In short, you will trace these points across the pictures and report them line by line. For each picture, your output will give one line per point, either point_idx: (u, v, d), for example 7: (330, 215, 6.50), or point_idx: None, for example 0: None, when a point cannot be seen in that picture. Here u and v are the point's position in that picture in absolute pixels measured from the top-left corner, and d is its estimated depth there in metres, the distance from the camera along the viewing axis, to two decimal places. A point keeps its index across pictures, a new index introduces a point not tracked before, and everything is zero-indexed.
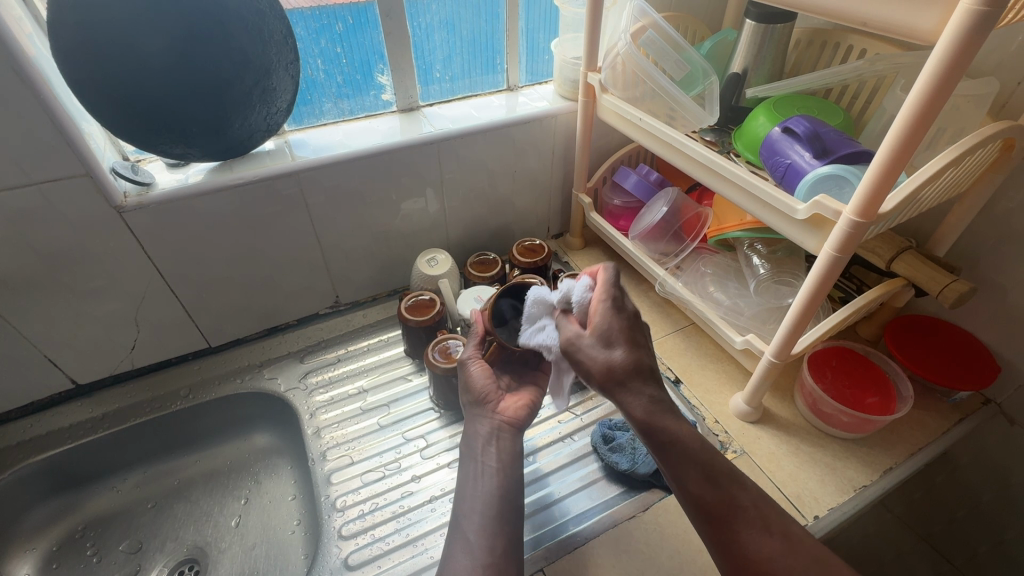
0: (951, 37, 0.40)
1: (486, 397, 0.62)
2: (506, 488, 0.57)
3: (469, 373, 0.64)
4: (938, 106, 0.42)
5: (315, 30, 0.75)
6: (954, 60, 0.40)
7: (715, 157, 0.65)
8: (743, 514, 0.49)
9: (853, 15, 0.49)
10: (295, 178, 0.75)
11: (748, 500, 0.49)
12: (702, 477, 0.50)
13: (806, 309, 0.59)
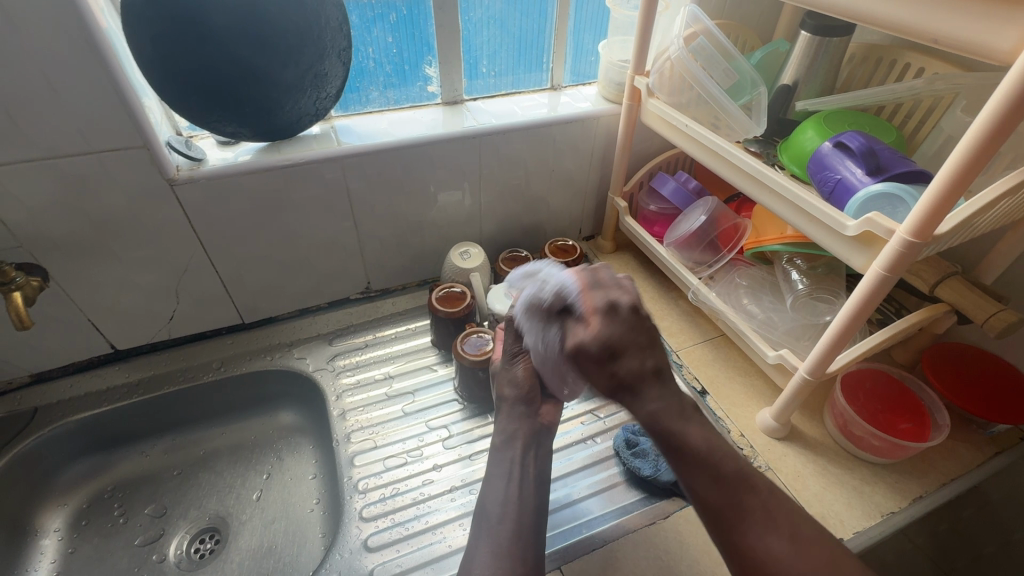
0: None
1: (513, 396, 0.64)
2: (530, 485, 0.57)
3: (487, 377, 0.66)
4: (1005, 133, 0.41)
5: (369, 19, 0.77)
6: None
7: (761, 167, 0.64)
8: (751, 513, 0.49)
9: (923, 32, 0.48)
10: (339, 164, 0.77)
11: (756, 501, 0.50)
12: (710, 478, 0.51)
13: (847, 328, 0.57)
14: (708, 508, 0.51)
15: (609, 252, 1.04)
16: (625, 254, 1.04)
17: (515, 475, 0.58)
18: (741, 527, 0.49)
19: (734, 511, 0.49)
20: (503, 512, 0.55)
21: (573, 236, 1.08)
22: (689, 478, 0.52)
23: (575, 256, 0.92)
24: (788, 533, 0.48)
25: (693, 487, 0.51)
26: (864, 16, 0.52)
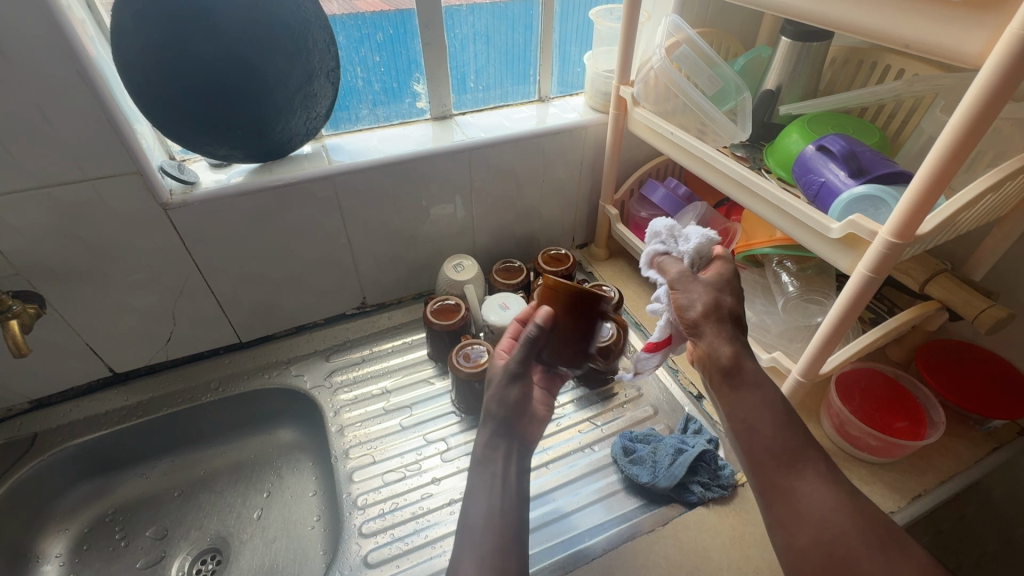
0: (996, 60, 0.39)
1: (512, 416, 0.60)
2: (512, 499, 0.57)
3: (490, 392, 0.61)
4: (975, 137, 0.42)
5: (356, 39, 0.78)
6: (1001, 81, 0.40)
7: (746, 172, 0.65)
8: (809, 466, 0.49)
9: (893, 37, 0.49)
10: (330, 182, 0.78)
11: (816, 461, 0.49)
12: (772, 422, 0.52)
13: (836, 329, 0.58)
14: (767, 450, 0.51)
15: (602, 259, 1.05)
16: (619, 261, 1.05)
17: (516, 489, 0.57)
18: (794, 482, 0.49)
19: (792, 457, 0.50)
20: (499, 539, 0.53)
21: (567, 244, 1.09)
22: (735, 414, 0.54)
23: (569, 265, 0.92)
24: (841, 489, 0.48)
25: (757, 429, 0.52)
26: (838, 23, 0.53)
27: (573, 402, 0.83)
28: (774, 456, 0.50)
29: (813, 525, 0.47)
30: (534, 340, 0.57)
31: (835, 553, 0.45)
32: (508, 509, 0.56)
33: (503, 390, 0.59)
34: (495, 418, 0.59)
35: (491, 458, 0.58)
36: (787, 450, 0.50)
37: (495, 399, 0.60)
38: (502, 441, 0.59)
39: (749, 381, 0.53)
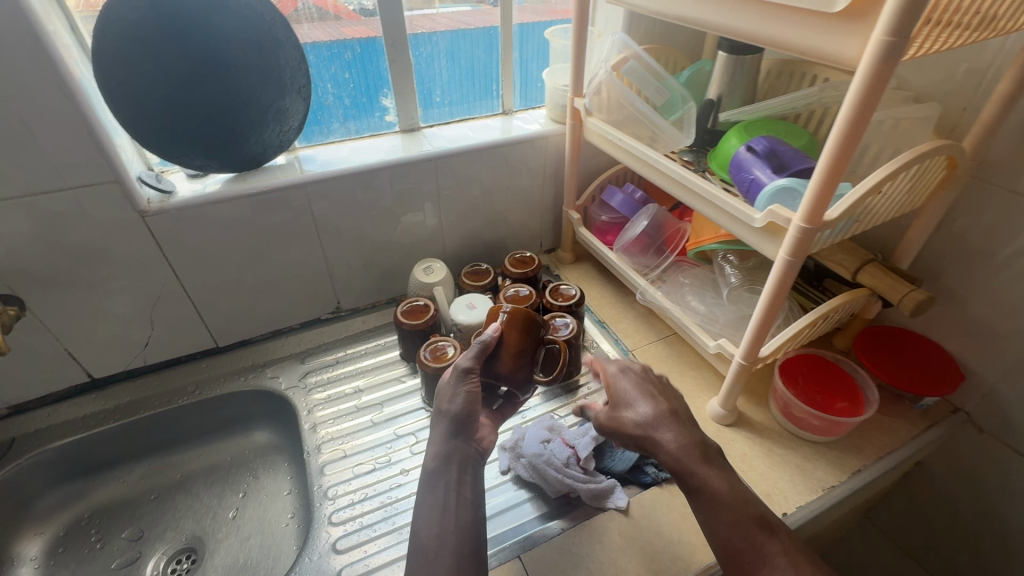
0: (866, 63, 0.44)
1: (463, 421, 0.63)
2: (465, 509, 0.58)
3: (444, 391, 0.64)
4: (851, 145, 0.48)
5: (326, 58, 0.83)
6: (872, 82, 0.44)
7: (684, 173, 0.71)
8: (771, 560, 0.51)
9: (789, 44, 0.52)
10: (302, 190, 0.82)
11: (775, 547, 0.51)
12: (731, 520, 0.53)
13: (768, 312, 0.63)
14: (727, 548, 0.53)
15: (569, 263, 1.10)
16: (585, 263, 1.10)
17: (469, 498, 0.60)
18: (759, 573, 0.50)
19: (752, 552, 0.51)
20: (455, 546, 0.55)
21: (535, 249, 1.14)
22: (706, 517, 0.54)
23: (533, 267, 0.97)
24: None
25: (714, 530, 0.53)
26: (739, 31, 0.57)
27: (539, 395, 0.87)
28: (735, 553, 0.52)
29: None
30: (486, 346, 0.63)
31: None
32: (462, 522, 0.57)
33: (456, 390, 0.63)
34: (449, 415, 0.62)
35: (444, 469, 0.60)
36: (747, 545, 0.52)
37: (447, 398, 0.63)
38: (456, 448, 0.62)
39: (692, 479, 0.55)
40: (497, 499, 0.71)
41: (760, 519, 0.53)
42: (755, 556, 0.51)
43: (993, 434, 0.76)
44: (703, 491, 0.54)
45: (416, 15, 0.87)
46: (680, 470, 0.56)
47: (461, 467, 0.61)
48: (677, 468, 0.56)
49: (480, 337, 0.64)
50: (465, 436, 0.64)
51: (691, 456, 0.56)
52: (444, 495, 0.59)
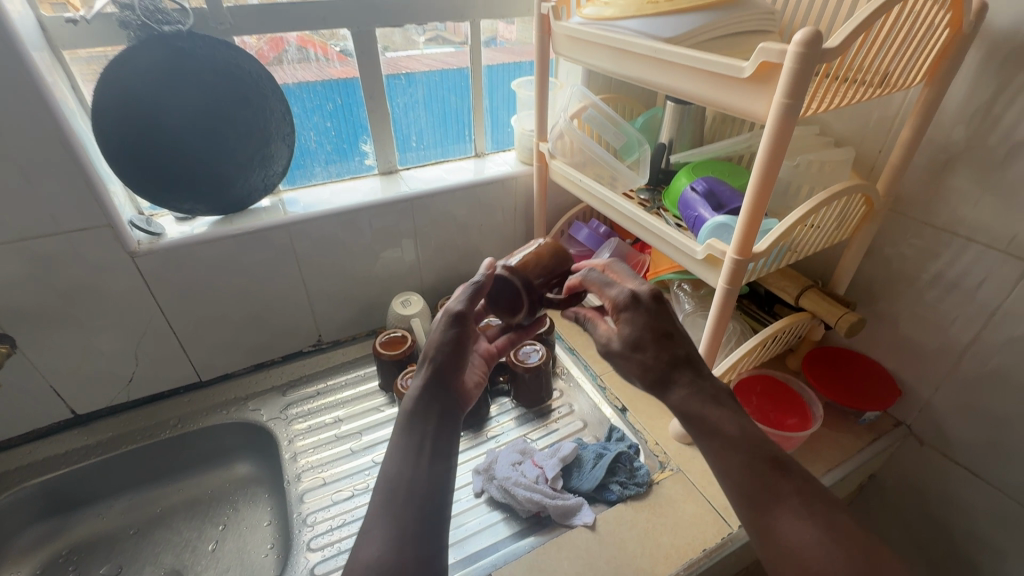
0: (771, 123, 0.51)
1: (445, 367, 0.54)
2: (435, 473, 0.49)
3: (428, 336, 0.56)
4: (766, 194, 0.56)
5: (309, 109, 0.90)
6: (777, 140, 0.52)
7: (635, 211, 0.78)
8: (785, 500, 0.46)
9: (713, 103, 0.59)
10: (285, 230, 0.87)
11: (791, 487, 0.46)
12: (744, 461, 0.48)
13: (714, 336, 0.69)
14: (741, 489, 0.48)
15: None
16: None
17: (446, 451, 0.51)
18: (773, 513, 0.45)
19: (766, 493, 0.46)
20: (420, 502, 0.47)
21: None
22: (718, 457, 0.50)
23: None
24: (823, 522, 0.44)
25: (727, 471, 0.49)
26: (672, 90, 0.64)
27: (512, 420, 0.91)
28: (749, 494, 0.47)
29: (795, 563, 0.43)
30: (480, 287, 0.56)
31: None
32: (433, 479, 0.48)
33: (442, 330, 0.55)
34: (431, 362, 0.54)
35: (422, 418, 0.51)
36: (760, 485, 0.47)
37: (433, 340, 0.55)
38: (435, 402, 0.52)
39: (702, 424, 0.51)
40: (470, 521, 0.75)
41: (778, 465, 0.48)
42: (768, 500, 0.46)
43: (932, 445, 0.82)
44: (714, 432, 0.50)
45: (405, 55, 0.94)
46: (693, 416, 0.51)
47: (441, 419, 0.52)
48: (686, 410, 0.52)
49: (473, 277, 0.56)
50: (450, 387, 0.54)
51: (701, 398, 0.52)
52: (420, 440, 0.50)
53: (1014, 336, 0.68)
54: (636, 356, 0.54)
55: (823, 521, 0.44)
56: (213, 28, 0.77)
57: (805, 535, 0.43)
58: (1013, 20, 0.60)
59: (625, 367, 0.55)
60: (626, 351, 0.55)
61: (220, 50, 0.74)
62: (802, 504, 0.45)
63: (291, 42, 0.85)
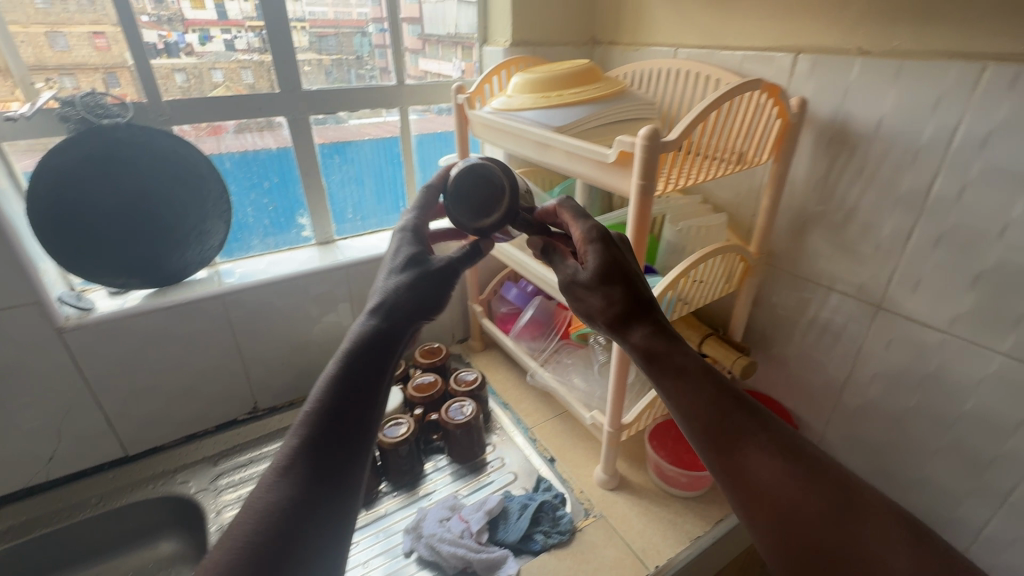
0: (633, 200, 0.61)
1: (399, 311, 0.52)
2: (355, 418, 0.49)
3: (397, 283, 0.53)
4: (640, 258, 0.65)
5: (246, 187, 0.97)
6: (641, 214, 0.62)
7: (547, 276, 0.88)
8: (751, 436, 0.47)
9: (594, 180, 0.69)
10: (219, 300, 0.91)
11: (754, 424, 0.48)
12: (707, 403, 0.49)
13: (619, 383, 0.78)
14: (709, 432, 0.48)
15: (479, 350, 1.21)
16: (493, 350, 1.22)
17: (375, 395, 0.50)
18: (742, 451, 0.47)
19: (732, 434, 0.48)
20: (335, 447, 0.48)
21: (448, 340, 1.24)
22: (681, 403, 0.50)
23: (441, 356, 1.07)
24: (787, 453, 0.46)
25: (692, 415, 0.49)
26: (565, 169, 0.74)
27: (446, 476, 0.93)
28: (717, 438, 0.48)
29: (766, 497, 0.46)
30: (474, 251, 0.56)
31: (796, 536, 0.44)
32: (354, 423, 0.49)
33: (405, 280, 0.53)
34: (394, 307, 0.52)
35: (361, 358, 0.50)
36: (726, 427, 0.48)
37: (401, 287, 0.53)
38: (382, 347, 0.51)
39: (663, 365, 0.51)
40: None
41: (738, 401, 0.49)
42: (732, 440, 0.47)
43: None
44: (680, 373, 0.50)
45: (367, 123, 1.05)
46: (655, 357, 0.51)
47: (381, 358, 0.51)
48: (651, 352, 0.51)
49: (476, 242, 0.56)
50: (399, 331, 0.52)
51: (664, 340, 0.51)
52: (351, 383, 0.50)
53: (876, 371, 0.78)
54: (598, 289, 0.52)
55: (786, 453, 0.46)
56: (153, 119, 0.84)
57: (772, 469, 0.46)
58: (831, 112, 0.73)
59: (586, 303, 0.54)
60: (591, 289, 0.53)
61: (156, 137, 0.80)
62: (762, 438, 0.47)
63: (230, 128, 0.92)
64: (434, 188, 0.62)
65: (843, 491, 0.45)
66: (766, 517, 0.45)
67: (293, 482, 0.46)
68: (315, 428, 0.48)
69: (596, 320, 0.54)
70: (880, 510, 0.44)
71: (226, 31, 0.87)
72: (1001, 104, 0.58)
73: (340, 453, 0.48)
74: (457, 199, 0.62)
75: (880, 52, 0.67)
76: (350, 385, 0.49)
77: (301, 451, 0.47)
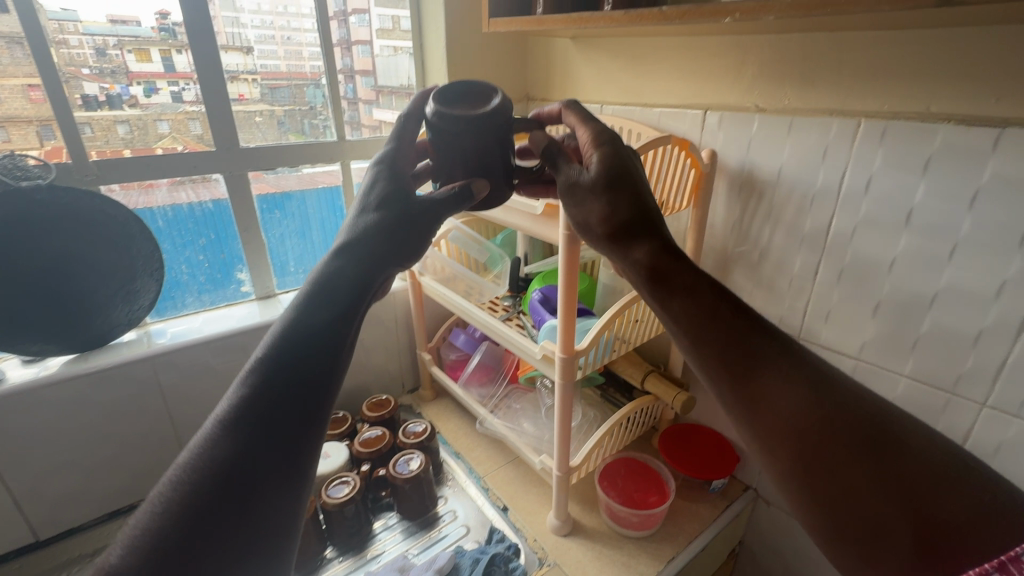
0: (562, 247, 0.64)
1: (387, 239, 0.48)
2: (314, 354, 0.43)
3: (374, 211, 0.49)
4: (573, 303, 0.68)
5: (181, 244, 0.95)
6: (569, 260, 0.65)
7: (490, 321, 0.90)
8: (769, 361, 0.46)
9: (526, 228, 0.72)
10: (148, 363, 0.87)
11: (771, 350, 0.46)
12: (718, 324, 0.47)
13: (564, 426, 0.78)
14: (724, 357, 0.47)
15: (430, 400, 1.19)
16: (444, 399, 1.20)
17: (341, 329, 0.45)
18: (758, 377, 0.46)
19: (748, 363, 0.46)
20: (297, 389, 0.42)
21: (398, 390, 1.22)
22: (691, 324, 0.48)
23: (389, 408, 1.05)
24: (809, 381, 0.45)
25: (703, 338, 0.48)
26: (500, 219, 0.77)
27: (396, 535, 0.90)
28: (735, 365, 0.46)
29: (788, 426, 0.44)
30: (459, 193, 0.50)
31: (820, 463, 0.43)
32: (318, 357, 0.43)
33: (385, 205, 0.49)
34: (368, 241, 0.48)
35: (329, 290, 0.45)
36: (742, 351, 0.46)
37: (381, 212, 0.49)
38: (356, 279, 0.46)
39: (676, 286, 0.49)
40: None
41: (759, 327, 0.47)
42: (752, 368, 0.46)
43: (776, 504, 0.91)
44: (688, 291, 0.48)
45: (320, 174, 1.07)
46: (662, 275, 0.49)
47: (355, 289, 0.46)
48: (658, 269, 0.50)
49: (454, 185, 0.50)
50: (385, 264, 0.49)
51: (669, 258, 0.50)
52: (315, 317, 0.44)
53: None
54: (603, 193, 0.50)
55: (808, 379, 0.45)
56: (78, 179, 0.82)
57: (794, 399, 0.44)
58: (738, 163, 0.80)
59: (585, 209, 0.52)
60: (591, 195, 0.51)
61: (78, 197, 0.78)
62: (788, 368, 0.45)
63: (162, 187, 0.90)
64: (415, 117, 0.53)
65: (876, 423, 0.43)
66: (790, 446, 0.44)
67: (230, 441, 0.40)
68: (261, 379, 0.42)
69: (595, 233, 0.53)
70: (917, 447, 0.42)
71: (173, 83, 0.88)
72: (876, 154, 0.65)
73: (291, 409, 0.41)
74: (455, 130, 0.48)
75: (774, 109, 0.75)
76: (308, 330, 0.43)
77: (250, 400, 0.41)
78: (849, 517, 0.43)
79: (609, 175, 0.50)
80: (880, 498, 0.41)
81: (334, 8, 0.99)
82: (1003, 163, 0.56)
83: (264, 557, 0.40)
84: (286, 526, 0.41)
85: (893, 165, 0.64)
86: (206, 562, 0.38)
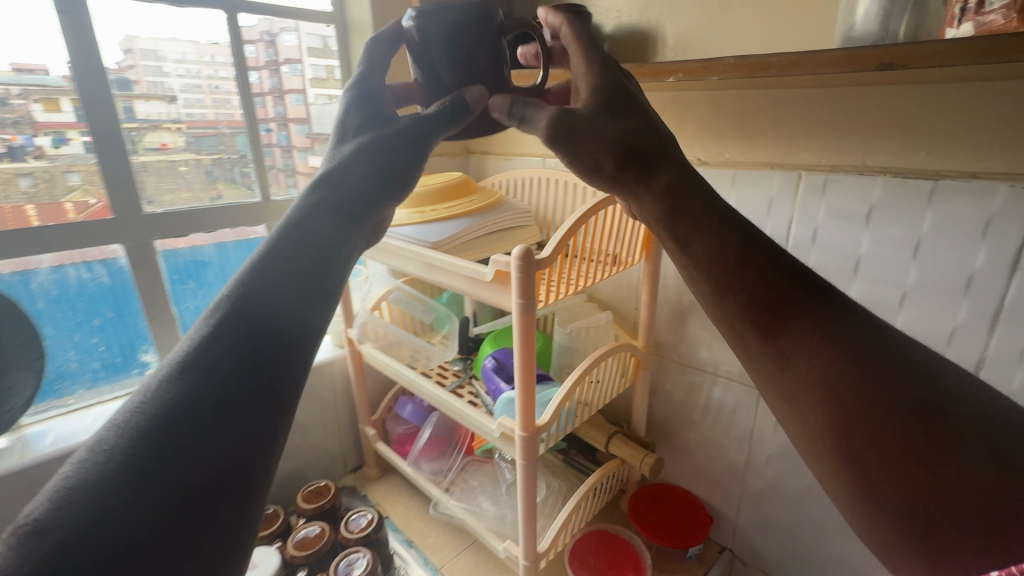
0: (516, 319, 0.58)
1: (369, 185, 0.45)
2: (291, 295, 0.39)
3: (358, 146, 0.45)
4: (531, 378, 0.62)
5: (69, 327, 0.81)
6: (525, 332, 0.59)
7: (440, 394, 0.82)
8: (802, 316, 0.42)
9: (477, 295, 0.66)
10: (20, 478, 0.71)
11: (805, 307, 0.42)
12: (745, 272, 0.43)
13: (528, 511, 0.71)
14: (754, 308, 0.43)
15: (376, 479, 1.08)
16: (392, 475, 1.09)
17: (325, 272, 0.42)
18: (787, 330, 0.42)
19: (780, 315, 0.42)
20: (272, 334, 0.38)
21: (339, 471, 1.09)
22: (709, 273, 0.44)
23: (328, 497, 0.93)
24: (849, 337, 0.41)
25: (730, 287, 0.44)
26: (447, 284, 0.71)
27: None
28: (764, 317, 0.43)
29: (822, 384, 0.41)
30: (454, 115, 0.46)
31: (857, 427, 0.40)
32: (296, 298, 0.40)
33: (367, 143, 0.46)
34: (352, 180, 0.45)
35: (311, 229, 0.42)
36: (773, 300, 0.42)
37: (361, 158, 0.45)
38: (336, 220, 0.43)
39: (695, 222, 0.45)
40: None
41: (791, 273, 0.43)
42: (785, 317, 0.42)
43: (752, 566, 0.87)
44: (709, 235, 0.44)
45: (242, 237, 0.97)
46: (684, 214, 0.45)
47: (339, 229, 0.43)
48: (674, 214, 0.46)
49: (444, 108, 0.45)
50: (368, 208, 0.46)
51: (688, 205, 0.45)
52: (293, 257, 0.40)
53: (771, 452, 0.80)
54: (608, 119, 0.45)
55: (846, 335, 0.41)
56: None
57: (825, 357, 0.41)
58: None
59: (584, 146, 0.45)
60: (604, 125, 0.45)
61: None
62: (827, 320, 0.41)
63: (46, 263, 0.76)
64: (391, 35, 0.48)
65: (924, 389, 0.39)
66: (821, 402, 0.41)
67: (177, 399, 0.34)
68: (217, 340, 0.36)
69: (598, 164, 0.46)
70: (968, 407, 0.38)
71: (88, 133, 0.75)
72: (819, 207, 0.66)
73: (252, 372, 0.36)
74: (455, 32, 0.44)
75: (716, 162, 0.75)
76: (275, 272, 0.39)
77: (210, 343, 0.36)
78: (892, 486, 0.39)
79: (611, 104, 0.45)
80: (930, 470, 0.38)
81: (264, 58, 0.92)
82: (941, 216, 0.57)
83: (241, 525, 0.34)
84: (248, 512, 0.35)
85: (838, 216, 0.65)
86: (177, 539, 0.31)
